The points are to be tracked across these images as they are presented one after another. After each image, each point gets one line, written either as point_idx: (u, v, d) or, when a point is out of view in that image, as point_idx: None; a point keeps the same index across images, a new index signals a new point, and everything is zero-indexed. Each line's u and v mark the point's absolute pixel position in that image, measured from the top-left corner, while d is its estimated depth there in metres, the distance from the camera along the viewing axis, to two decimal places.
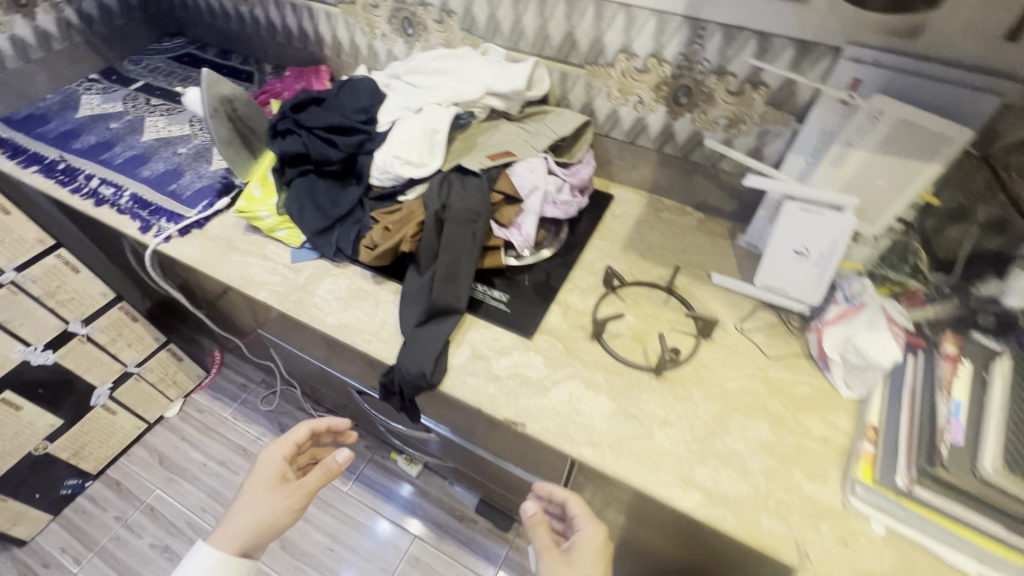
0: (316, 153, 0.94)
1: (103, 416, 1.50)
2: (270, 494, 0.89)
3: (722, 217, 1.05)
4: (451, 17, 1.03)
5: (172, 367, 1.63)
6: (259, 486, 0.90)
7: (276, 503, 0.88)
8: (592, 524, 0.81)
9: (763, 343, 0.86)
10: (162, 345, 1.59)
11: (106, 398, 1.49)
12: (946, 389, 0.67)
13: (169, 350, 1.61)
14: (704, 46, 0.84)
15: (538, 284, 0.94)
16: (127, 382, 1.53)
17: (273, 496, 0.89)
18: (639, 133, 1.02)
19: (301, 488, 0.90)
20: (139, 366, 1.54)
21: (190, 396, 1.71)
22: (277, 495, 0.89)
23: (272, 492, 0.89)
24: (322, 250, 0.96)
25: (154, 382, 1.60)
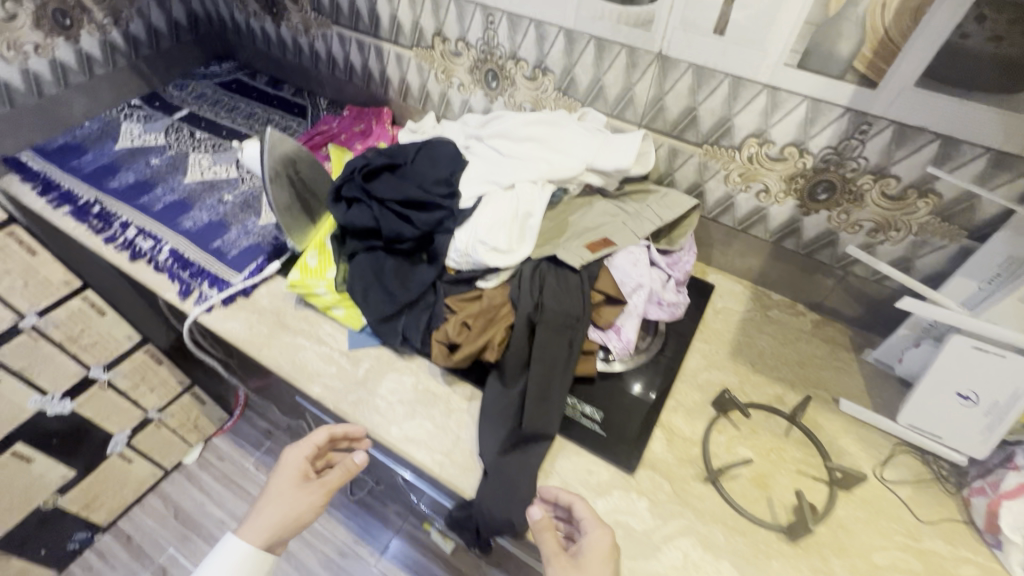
0: (388, 230, 0.82)
1: (118, 464, 1.38)
2: (293, 489, 0.77)
3: (843, 321, 0.91)
4: (546, 76, 0.90)
5: (194, 411, 1.51)
6: (278, 489, 0.77)
7: (300, 500, 0.76)
8: (597, 527, 0.63)
9: (911, 499, 0.71)
10: (186, 388, 1.47)
11: (123, 446, 1.38)
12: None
13: (192, 393, 1.49)
14: (865, 144, 0.70)
15: (635, 400, 0.80)
16: (147, 429, 1.42)
17: (297, 492, 0.77)
18: (755, 223, 0.88)
19: (326, 485, 0.78)
20: (160, 412, 1.43)
21: (210, 439, 1.60)
22: (302, 491, 0.77)
23: (296, 488, 0.77)
24: (385, 338, 0.84)
25: (175, 427, 1.48)
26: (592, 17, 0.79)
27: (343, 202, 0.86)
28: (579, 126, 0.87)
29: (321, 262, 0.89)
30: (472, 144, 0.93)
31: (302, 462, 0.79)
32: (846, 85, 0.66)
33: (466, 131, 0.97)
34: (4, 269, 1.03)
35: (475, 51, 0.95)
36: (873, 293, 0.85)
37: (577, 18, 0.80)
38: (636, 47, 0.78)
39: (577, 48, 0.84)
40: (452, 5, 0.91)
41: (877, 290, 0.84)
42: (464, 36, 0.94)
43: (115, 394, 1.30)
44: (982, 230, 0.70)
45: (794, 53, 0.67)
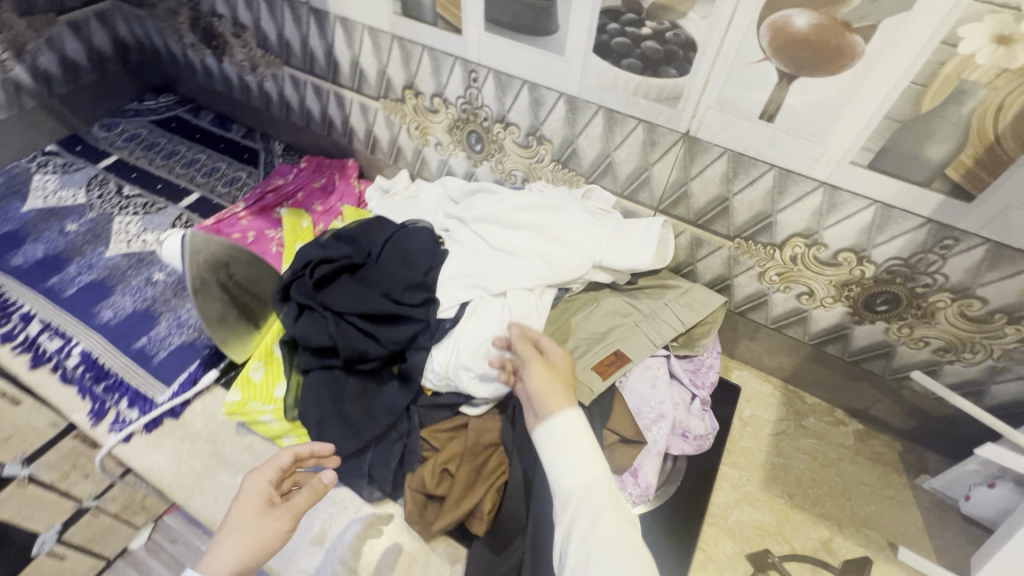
0: (349, 349, 0.65)
1: (47, 564, 0.98)
2: (253, 518, 0.52)
3: (890, 433, 0.78)
4: (542, 144, 0.74)
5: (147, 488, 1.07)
6: (236, 514, 0.53)
7: (262, 529, 0.52)
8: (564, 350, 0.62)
9: None
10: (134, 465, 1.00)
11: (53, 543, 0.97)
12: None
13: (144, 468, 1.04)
14: (945, 260, 0.56)
15: (657, 558, 0.64)
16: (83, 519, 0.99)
17: (257, 520, 0.52)
18: (793, 324, 0.74)
19: (296, 508, 0.54)
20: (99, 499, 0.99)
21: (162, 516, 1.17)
22: (265, 516, 0.52)
23: (256, 514, 0.52)
24: (347, 479, 0.67)
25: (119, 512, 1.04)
26: (603, 84, 0.63)
27: (294, 309, 0.70)
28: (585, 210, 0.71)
29: (267, 378, 0.73)
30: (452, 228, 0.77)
31: (261, 481, 0.55)
32: (930, 194, 0.52)
33: (445, 207, 0.80)
34: None
35: (455, 109, 0.78)
36: (931, 410, 0.72)
37: (583, 84, 0.64)
38: (658, 124, 0.63)
39: (582, 118, 0.68)
40: (426, 55, 0.74)
41: (937, 408, 0.71)
42: (441, 91, 0.77)
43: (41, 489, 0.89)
44: None
45: (866, 150, 0.52)
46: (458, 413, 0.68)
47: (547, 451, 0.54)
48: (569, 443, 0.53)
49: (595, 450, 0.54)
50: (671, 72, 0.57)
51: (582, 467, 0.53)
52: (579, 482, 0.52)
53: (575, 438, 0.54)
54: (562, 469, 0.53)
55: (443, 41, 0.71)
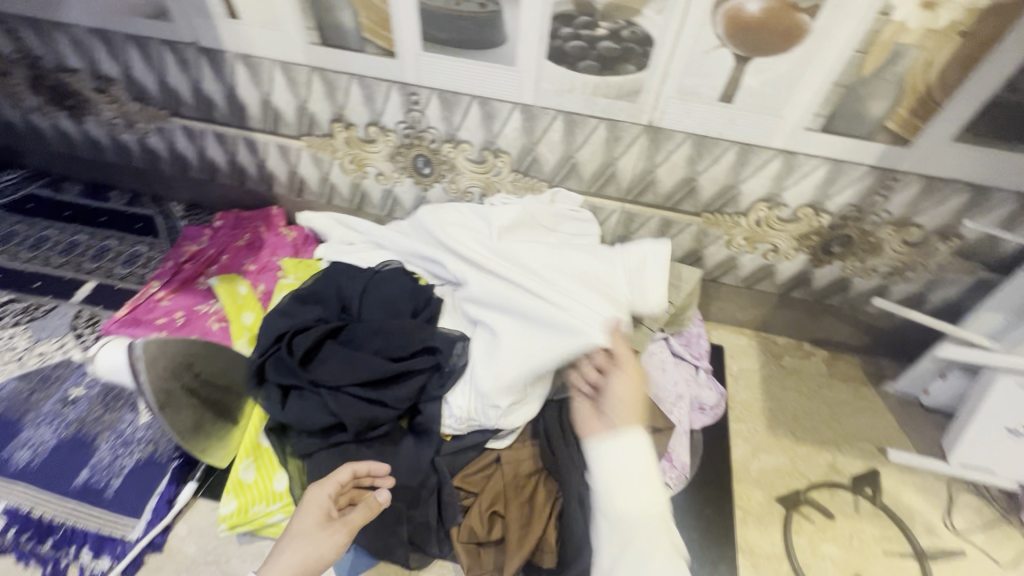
0: (358, 420, 0.59)
1: None
2: (311, 531, 0.52)
3: (850, 352, 0.88)
4: (499, 157, 0.71)
5: None
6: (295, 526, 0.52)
7: (319, 543, 0.51)
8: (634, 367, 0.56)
9: (987, 545, 0.70)
10: None
11: None
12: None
13: None
14: (889, 199, 0.63)
15: (704, 528, 0.68)
16: None
17: (314, 534, 0.51)
18: (761, 279, 0.79)
19: (353, 523, 0.53)
20: None
21: None
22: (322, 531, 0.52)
23: (314, 527, 0.52)
24: (388, 556, 0.62)
25: None
26: (559, 89, 0.61)
27: (279, 393, 0.61)
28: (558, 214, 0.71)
29: (263, 475, 0.64)
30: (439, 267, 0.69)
31: (320, 495, 0.54)
32: (874, 145, 0.58)
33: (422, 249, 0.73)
34: None
35: (396, 136, 0.73)
36: (882, 325, 0.82)
37: (538, 91, 0.62)
38: (619, 120, 0.63)
39: (539, 125, 0.66)
40: (354, 84, 0.68)
41: (887, 322, 0.81)
42: (377, 118, 0.71)
43: None
44: (1000, 262, 0.68)
45: (818, 116, 0.57)
46: (485, 450, 0.66)
47: (601, 456, 0.50)
48: (628, 464, 0.49)
49: (653, 467, 0.50)
50: (630, 68, 0.58)
51: (642, 490, 0.48)
52: (638, 506, 0.47)
53: (638, 453, 0.49)
54: (614, 484, 0.48)
55: (374, 66, 0.65)
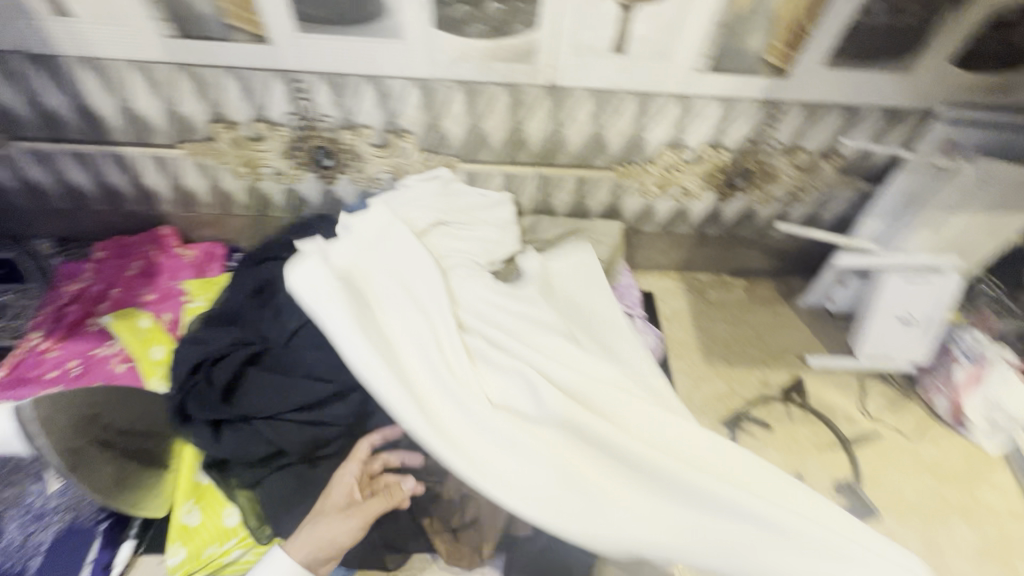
0: (303, 441, 0.56)
1: None
2: (331, 515, 0.53)
3: (763, 276, 0.95)
4: (403, 137, 0.68)
5: None
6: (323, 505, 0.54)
7: (334, 527, 0.53)
8: None
9: (896, 422, 0.79)
10: None
11: None
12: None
13: None
14: (777, 128, 0.68)
15: None
16: None
17: (332, 519, 0.53)
18: (677, 222, 0.83)
19: (368, 514, 0.54)
20: None
21: None
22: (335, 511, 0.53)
23: (334, 512, 0.53)
24: (361, 565, 0.60)
25: None
26: (453, 58, 0.59)
27: (208, 428, 0.56)
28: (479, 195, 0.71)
29: (209, 513, 0.59)
30: (423, 411, 0.48)
31: (346, 474, 0.56)
32: (758, 79, 0.61)
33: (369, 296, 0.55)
34: None
35: (287, 129, 0.67)
36: (787, 247, 0.89)
37: (432, 63, 0.60)
38: (519, 83, 0.62)
39: (439, 99, 0.64)
40: (228, 77, 0.61)
41: (790, 243, 0.88)
42: (263, 113, 0.65)
43: None
44: (874, 173, 0.75)
45: (705, 56, 0.59)
46: None
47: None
48: None
49: None
50: (521, 28, 0.57)
51: None
52: None
53: None
54: None
55: (246, 55, 0.59)
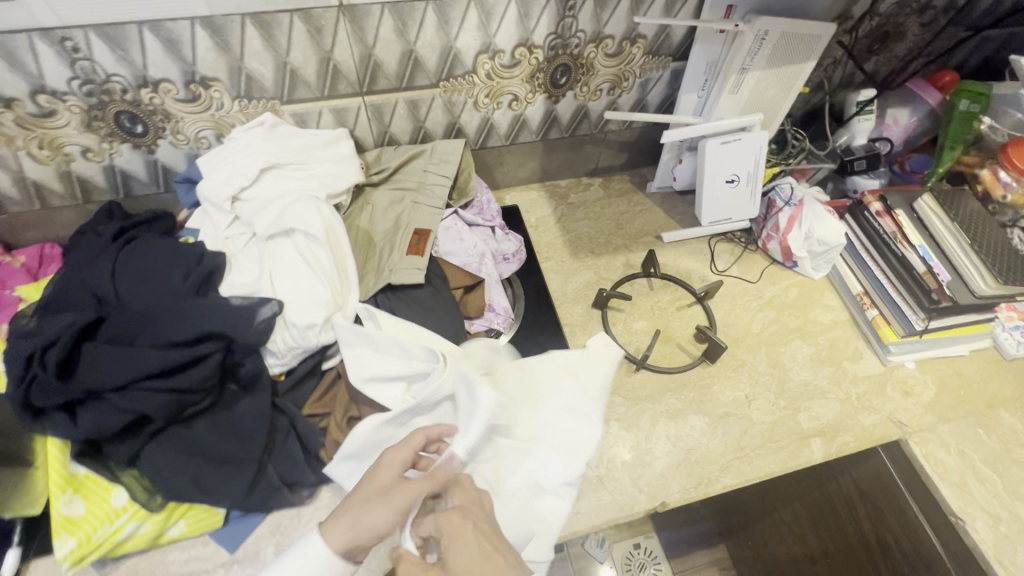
0: (158, 407, 0.55)
1: None
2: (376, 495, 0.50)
3: (618, 171, 1.02)
4: (210, 87, 0.66)
5: None
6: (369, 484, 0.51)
7: (380, 508, 0.49)
8: None
9: (741, 272, 0.90)
10: None
11: None
12: (904, 238, 0.81)
13: None
14: (578, 18, 0.71)
15: (543, 351, 0.79)
16: None
17: (382, 498, 0.49)
18: (520, 130, 0.87)
19: (419, 492, 0.50)
20: None
21: None
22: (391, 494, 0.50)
23: (379, 492, 0.50)
24: (264, 506, 0.62)
25: None
26: None
27: (63, 413, 0.55)
28: (313, 138, 0.71)
29: (94, 500, 0.58)
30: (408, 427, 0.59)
31: (395, 458, 0.52)
32: None
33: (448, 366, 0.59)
34: None
35: (76, 99, 0.63)
36: (629, 138, 0.96)
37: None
38: (309, 7, 0.61)
39: (232, 38, 0.61)
40: None
41: (631, 134, 0.94)
42: (39, 83, 0.60)
43: None
44: (680, 50, 0.81)
45: None
46: (323, 373, 0.67)
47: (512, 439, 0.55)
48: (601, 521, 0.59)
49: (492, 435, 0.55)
50: None
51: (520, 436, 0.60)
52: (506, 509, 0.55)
53: None
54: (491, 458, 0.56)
55: None
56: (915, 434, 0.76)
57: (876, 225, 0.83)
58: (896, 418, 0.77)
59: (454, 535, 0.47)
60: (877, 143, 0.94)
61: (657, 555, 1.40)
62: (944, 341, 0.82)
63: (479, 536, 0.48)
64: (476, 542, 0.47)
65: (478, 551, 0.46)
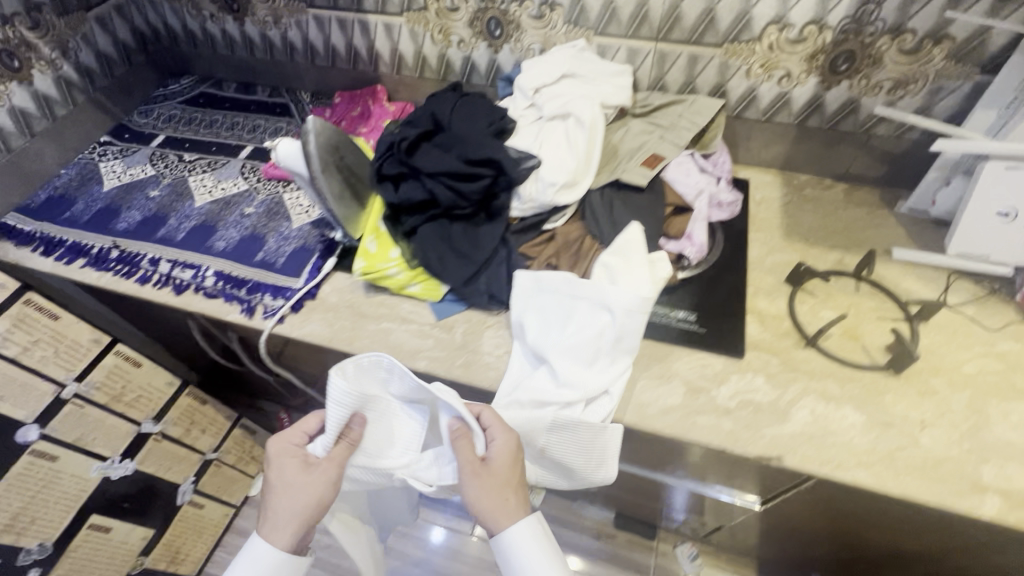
0: (445, 198, 0.81)
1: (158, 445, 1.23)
2: (298, 479, 0.68)
3: (869, 184, 0.99)
4: (554, 10, 0.91)
5: (199, 414, 1.32)
6: (280, 477, 0.69)
7: (314, 484, 0.68)
8: None
9: (977, 315, 0.81)
10: (181, 387, 1.27)
11: (129, 468, 1.17)
12: None
13: (191, 393, 1.30)
14: (881, 6, 0.77)
15: (722, 296, 0.85)
16: (148, 445, 1.21)
17: (308, 478, 0.68)
18: (780, 109, 0.94)
19: (337, 460, 0.69)
20: (158, 422, 1.22)
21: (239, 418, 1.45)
22: (315, 474, 0.68)
23: (299, 476, 0.68)
24: (469, 301, 0.85)
25: (179, 437, 1.28)
26: None
27: (393, 182, 0.85)
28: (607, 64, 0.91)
29: (382, 248, 0.88)
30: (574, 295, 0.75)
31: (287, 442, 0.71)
32: None
33: (639, 311, 0.72)
34: (31, 339, 0.98)
35: (474, 2, 0.95)
36: (895, 149, 0.93)
37: None
38: None
39: None
40: None
41: (899, 145, 0.92)
42: None
43: (171, 443, 1.26)
44: (991, 62, 0.78)
45: None
46: (542, 231, 0.86)
47: (512, 545, 0.65)
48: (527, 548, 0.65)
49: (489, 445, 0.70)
50: None
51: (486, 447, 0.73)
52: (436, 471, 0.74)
53: None
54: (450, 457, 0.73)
55: None
56: None
57: None
58: None
59: (508, 457, 0.67)
60: None
61: None
62: None
63: (516, 488, 0.67)
64: (516, 496, 0.67)
65: (510, 497, 0.67)
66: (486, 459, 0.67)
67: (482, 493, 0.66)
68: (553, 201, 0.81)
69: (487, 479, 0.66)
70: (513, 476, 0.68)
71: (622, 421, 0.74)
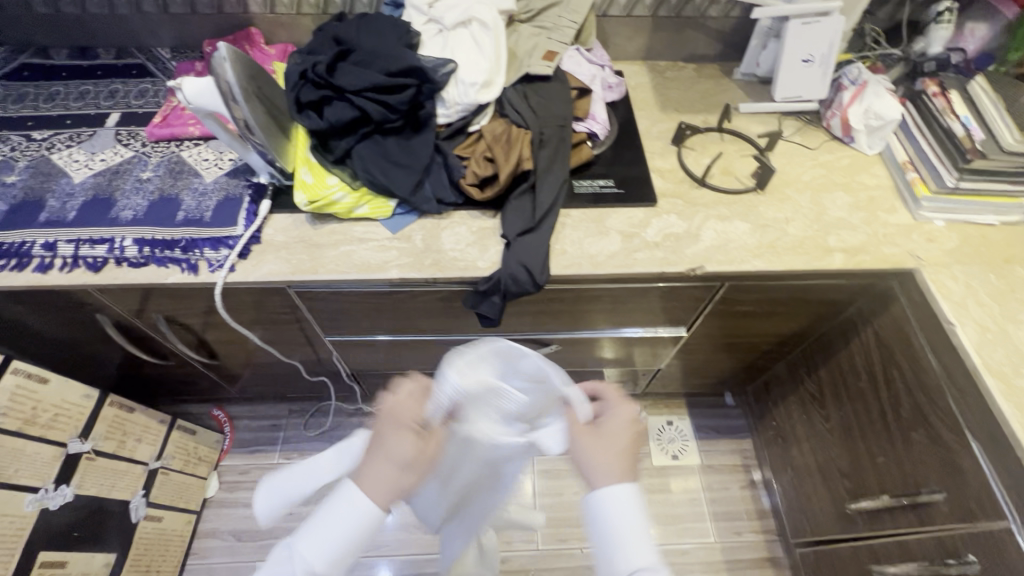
0: (376, 112, 0.85)
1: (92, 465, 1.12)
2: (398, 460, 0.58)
3: (710, 61, 1.21)
4: None
5: (128, 423, 1.19)
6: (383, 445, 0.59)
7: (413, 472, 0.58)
8: None
9: (803, 141, 1.08)
10: (103, 398, 1.14)
11: (65, 494, 1.05)
12: (951, 110, 0.96)
13: (115, 402, 1.16)
14: None
15: (628, 163, 1.01)
16: (81, 466, 1.08)
17: (415, 465, 0.59)
18: (636, 3, 1.11)
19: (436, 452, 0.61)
20: (87, 439, 1.10)
21: (176, 421, 1.33)
22: (427, 446, 0.60)
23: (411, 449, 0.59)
24: (420, 209, 0.90)
25: (114, 451, 1.16)
26: None
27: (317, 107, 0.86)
28: None
29: (318, 176, 0.88)
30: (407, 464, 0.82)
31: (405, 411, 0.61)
32: None
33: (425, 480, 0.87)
34: None
35: None
36: (725, 27, 1.16)
37: None
38: None
39: None
40: None
41: (726, 23, 1.15)
42: None
43: (108, 459, 1.14)
44: None
45: None
46: (469, 134, 0.93)
47: (601, 508, 0.58)
48: (618, 517, 0.57)
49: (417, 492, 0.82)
50: None
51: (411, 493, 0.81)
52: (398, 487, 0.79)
53: None
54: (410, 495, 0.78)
55: None
56: (927, 266, 0.91)
57: (930, 103, 0.99)
58: (914, 253, 0.93)
59: (621, 426, 0.64)
60: (951, 53, 1.06)
61: (686, 434, 1.59)
62: (979, 205, 0.95)
63: (629, 453, 0.62)
64: (629, 456, 0.61)
65: (629, 458, 0.62)
66: (598, 423, 0.65)
67: (590, 444, 0.62)
68: (477, 98, 0.89)
69: (594, 438, 0.63)
70: (626, 443, 0.62)
71: (580, 272, 0.88)
